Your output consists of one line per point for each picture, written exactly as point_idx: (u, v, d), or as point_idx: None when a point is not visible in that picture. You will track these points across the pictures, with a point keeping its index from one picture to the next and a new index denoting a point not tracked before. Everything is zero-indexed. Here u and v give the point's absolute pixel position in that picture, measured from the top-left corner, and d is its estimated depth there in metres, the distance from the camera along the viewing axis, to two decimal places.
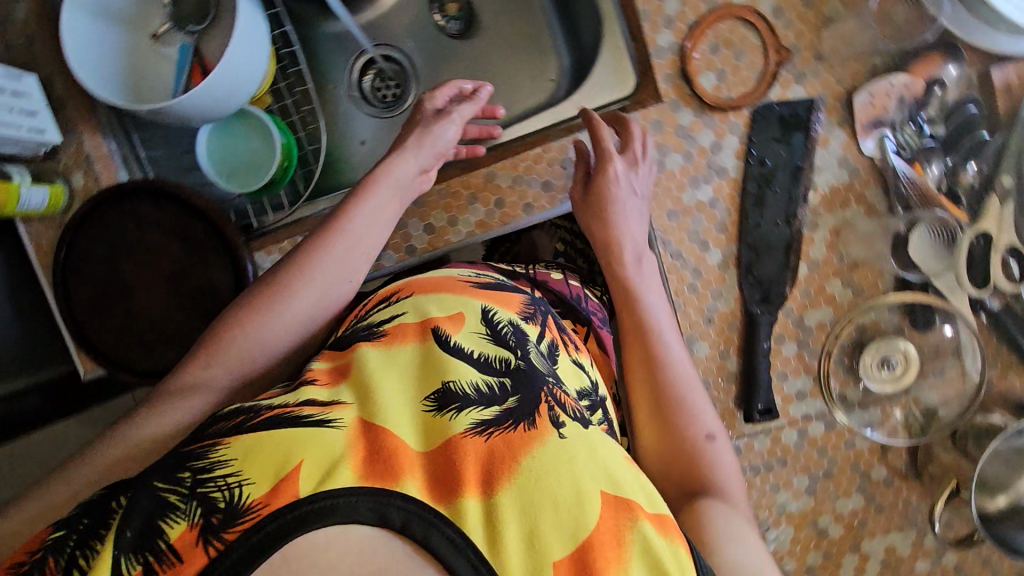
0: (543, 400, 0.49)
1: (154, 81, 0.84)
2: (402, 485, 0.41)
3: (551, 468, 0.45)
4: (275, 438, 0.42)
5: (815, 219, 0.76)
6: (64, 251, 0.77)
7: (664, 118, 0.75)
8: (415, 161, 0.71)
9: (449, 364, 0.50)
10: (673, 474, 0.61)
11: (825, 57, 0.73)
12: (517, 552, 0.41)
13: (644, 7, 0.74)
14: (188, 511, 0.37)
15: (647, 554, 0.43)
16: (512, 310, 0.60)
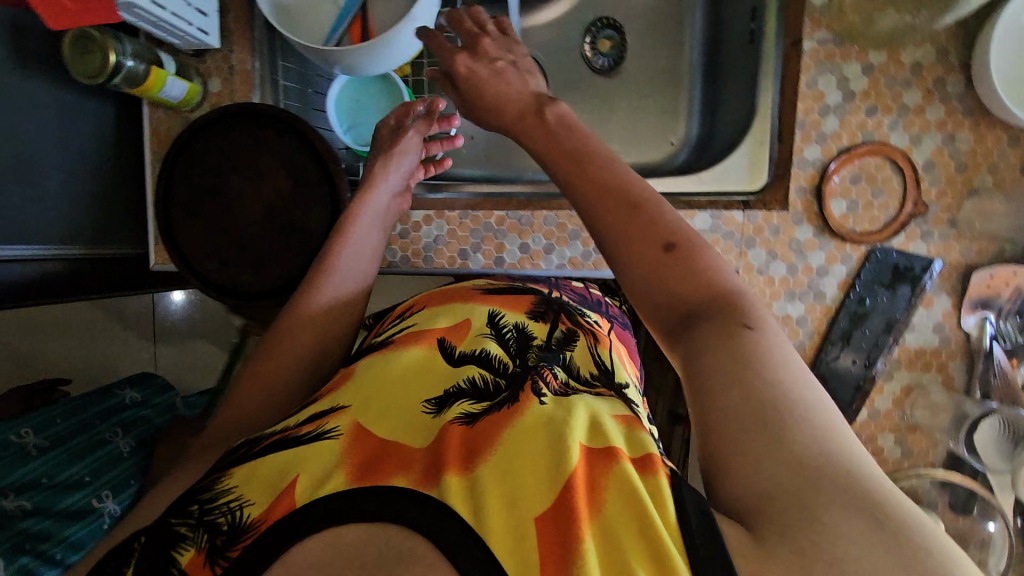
0: (529, 380, 0.53)
1: (314, 22, 0.83)
2: (391, 478, 0.40)
3: (532, 438, 0.42)
4: (269, 461, 0.45)
5: (891, 370, 0.76)
6: (178, 148, 0.78)
7: (783, 225, 0.76)
8: (391, 182, 0.73)
9: (452, 373, 0.56)
10: (673, 303, 0.43)
11: (959, 225, 0.73)
12: (497, 515, 0.36)
13: (802, 116, 0.74)
14: (196, 539, 0.41)
15: (625, 483, 0.36)
16: (523, 313, 0.67)
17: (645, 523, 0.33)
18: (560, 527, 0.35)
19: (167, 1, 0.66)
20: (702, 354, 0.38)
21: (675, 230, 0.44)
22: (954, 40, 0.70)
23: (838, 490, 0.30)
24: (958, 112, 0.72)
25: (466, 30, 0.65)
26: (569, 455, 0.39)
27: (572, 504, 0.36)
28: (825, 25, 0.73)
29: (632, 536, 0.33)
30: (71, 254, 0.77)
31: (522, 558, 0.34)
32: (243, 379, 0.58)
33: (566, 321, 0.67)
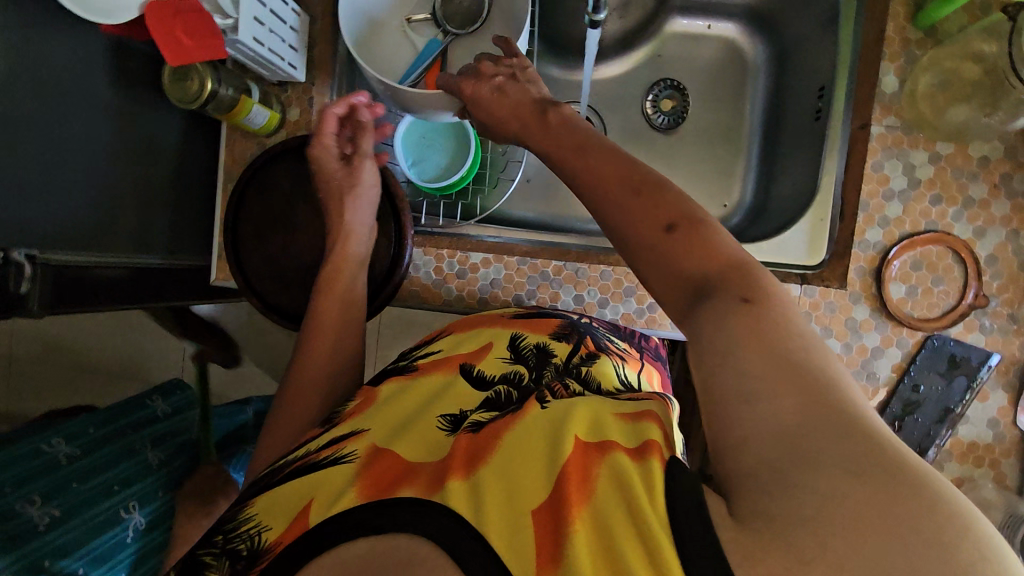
0: (536, 396, 0.56)
1: (390, 62, 0.81)
2: (400, 492, 0.44)
3: (535, 439, 0.46)
4: (287, 487, 0.50)
5: (943, 462, 0.75)
6: (253, 170, 0.80)
7: (841, 304, 0.75)
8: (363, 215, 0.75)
9: (469, 391, 0.60)
10: (682, 283, 0.45)
11: (1019, 321, 0.73)
12: (492, 507, 0.40)
13: (866, 199, 0.75)
14: (220, 564, 0.48)
15: (620, 478, 0.39)
16: (543, 334, 0.68)
17: (633, 508, 0.36)
18: (552, 517, 0.38)
19: (268, 37, 0.69)
20: (709, 330, 0.40)
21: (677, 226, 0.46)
22: (1022, 139, 0.72)
23: (828, 445, 0.32)
24: (1023, 208, 0.73)
25: (483, 75, 0.66)
26: (563, 450, 0.43)
27: (565, 495, 0.39)
28: (894, 112, 0.75)
29: (620, 520, 0.36)
30: (139, 262, 0.78)
31: (516, 546, 0.37)
32: (274, 424, 0.64)
33: (590, 343, 0.69)
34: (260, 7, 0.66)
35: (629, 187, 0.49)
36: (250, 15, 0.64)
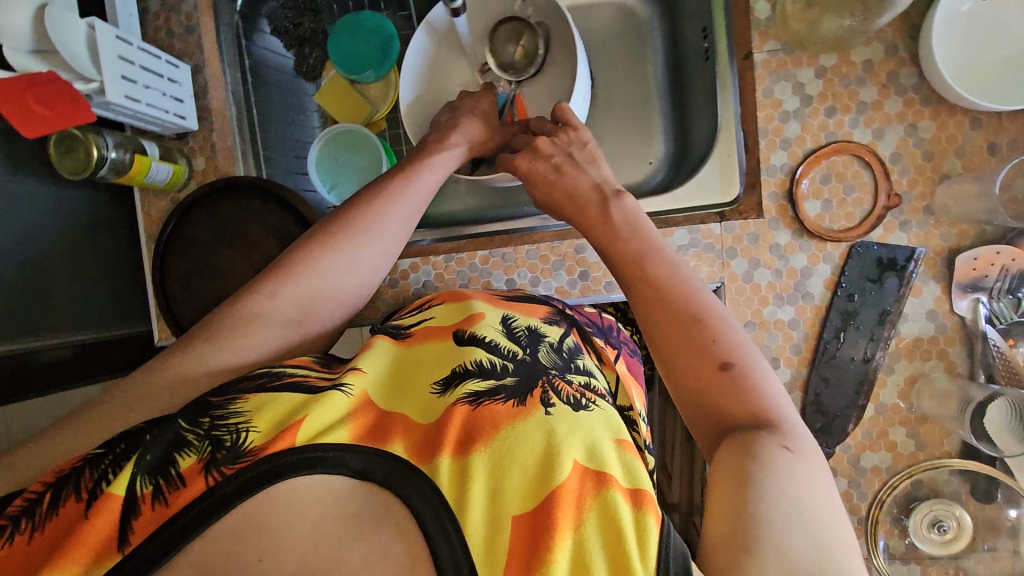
0: (540, 385, 0.55)
1: None
2: (390, 445, 0.48)
3: (541, 436, 0.50)
4: (284, 399, 0.49)
5: (892, 363, 0.76)
6: (171, 226, 0.81)
7: (761, 232, 0.77)
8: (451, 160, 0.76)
9: (467, 350, 0.58)
10: (719, 417, 0.48)
11: (935, 211, 0.74)
12: (481, 507, 0.45)
13: (764, 125, 0.76)
14: (200, 448, 0.45)
15: (613, 521, 0.44)
16: (534, 317, 0.67)
17: (616, 551, 0.43)
18: (533, 530, 0.44)
19: (142, 92, 0.70)
20: (726, 460, 0.45)
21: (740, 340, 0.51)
22: (899, 35, 0.73)
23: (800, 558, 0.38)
24: (915, 102, 0.73)
25: (542, 152, 0.75)
26: (559, 471, 0.47)
27: (552, 511, 0.45)
28: (773, 36, 0.76)
29: (602, 552, 0.43)
30: (81, 340, 0.80)
31: (493, 546, 0.43)
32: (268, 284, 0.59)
33: (577, 333, 0.68)
34: (127, 64, 0.67)
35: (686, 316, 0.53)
36: (115, 73, 0.64)
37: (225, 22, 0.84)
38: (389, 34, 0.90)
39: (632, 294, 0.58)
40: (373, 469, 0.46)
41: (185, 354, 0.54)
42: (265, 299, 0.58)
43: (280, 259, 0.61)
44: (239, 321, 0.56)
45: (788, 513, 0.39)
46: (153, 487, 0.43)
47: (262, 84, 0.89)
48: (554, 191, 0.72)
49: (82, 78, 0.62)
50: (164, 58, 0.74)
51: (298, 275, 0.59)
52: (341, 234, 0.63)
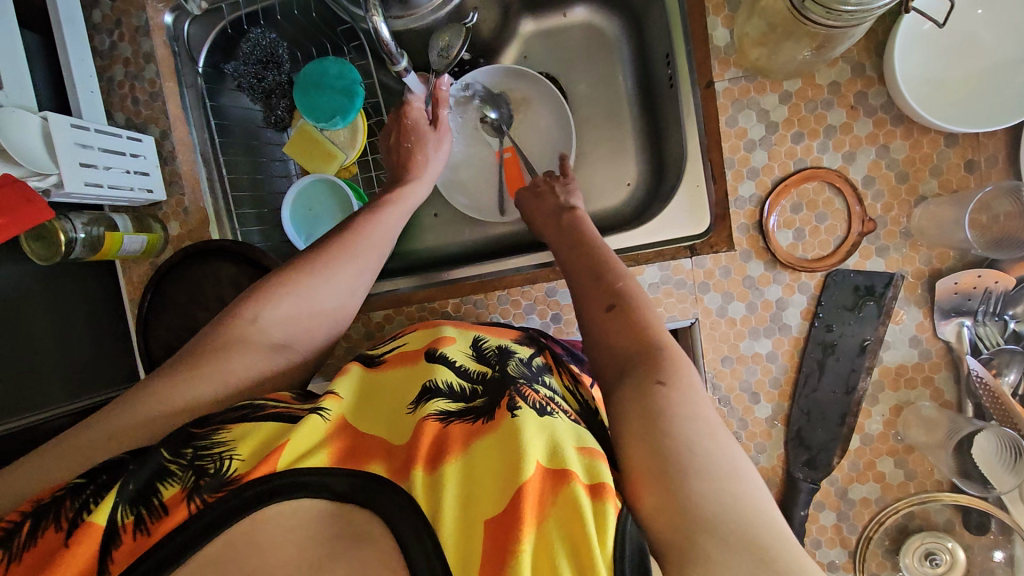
0: (508, 394, 0.55)
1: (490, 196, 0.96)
2: (369, 465, 0.48)
3: (513, 440, 0.49)
4: (267, 425, 0.49)
5: (876, 393, 0.73)
6: (150, 297, 0.83)
7: (732, 266, 0.75)
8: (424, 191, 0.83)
9: (435, 369, 0.60)
10: (615, 363, 0.54)
11: (913, 235, 0.71)
12: (452, 510, 0.45)
13: (729, 156, 0.75)
14: (183, 477, 0.45)
15: (575, 515, 0.43)
16: (504, 338, 0.69)
17: (580, 550, 0.41)
18: (503, 533, 0.43)
19: (104, 174, 0.73)
20: (620, 404, 0.49)
21: (633, 292, 0.59)
22: (865, 54, 0.70)
23: (704, 492, 0.40)
24: (887, 122, 0.71)
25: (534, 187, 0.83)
26: (525, 471, 0.46)
27: (518, 512, 0.44)
28: (733, 64, 0.74)
29: (565, 549, 0.42)
30: (80, 407, 0.82)
31: (465, 553, 0.43)
32: (249, 304, 0.60)
33: (549, 355, 0.68)
34: (86, 150, 0.70)
35: (592, 279, 0.63)
36: (74, 161, 0.67)
37: (189, 85, 0.85)
38: (353, 79, 0.88)
39: (567, 269, 0.68)
40: (355, 491, 0.46)
41: (162, 384, 0.54)
42: (247, 323, 0.59)
43: (262, 280, 0.63)
44: (222, 348, 0.57)
45: (696, 464, 0.42)
46: (134, 517, 0.43)
47: (231, 142, 0.89)
48: (537, 211, 0.80)
49: (37, 174, 0.65)
50: (125, 134, 0.76)
51: (276, 295, 0.61)
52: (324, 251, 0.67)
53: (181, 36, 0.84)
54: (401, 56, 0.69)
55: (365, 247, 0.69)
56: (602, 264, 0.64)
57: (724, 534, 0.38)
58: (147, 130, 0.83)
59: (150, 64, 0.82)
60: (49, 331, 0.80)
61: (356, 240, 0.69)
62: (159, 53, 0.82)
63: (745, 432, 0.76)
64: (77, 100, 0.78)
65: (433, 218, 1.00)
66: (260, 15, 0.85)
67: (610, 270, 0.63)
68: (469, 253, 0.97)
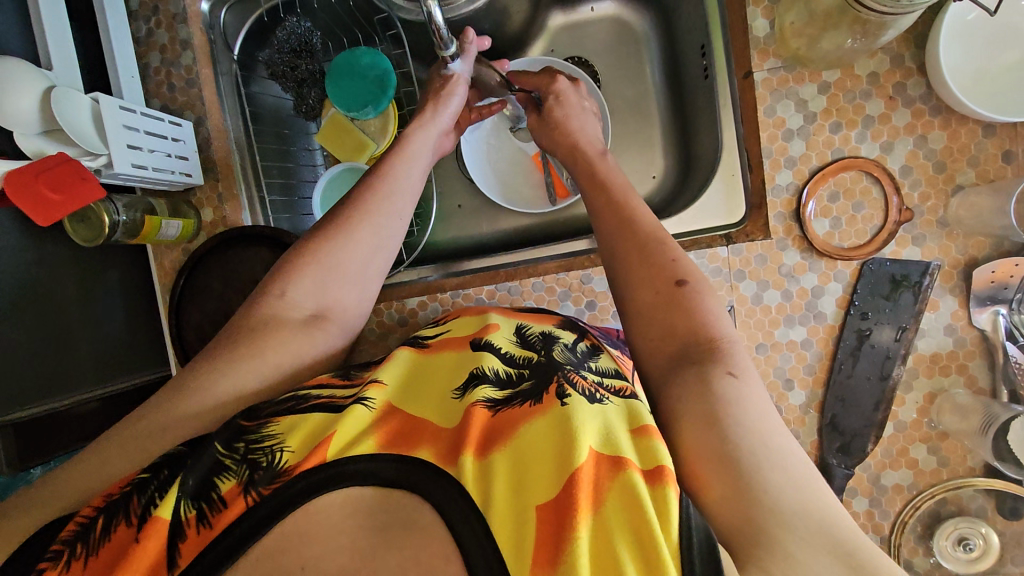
0: (555, 380, 0.54)
1: (524, 181, 0.96)
2: (417, 451, 0.47)
3: (560, 423, 0.48)
4: (315, 417, 0.49)
5: (910, 380, 0.74)
6: (183, 280, 0.82)
7: (769, 253, 0.75)
8: (444, 119, 0.75)
9: (482, 357, 0.59)
10: (671, 346, 0.50)
11: (949, 225, 0.72)
12: (504, 494, 0.44)
13: (767, 145, 0.75)
14: (239, 471, 0.45)
15: (634, 497, 0.42)
16: (548, 324, 0.68)
17: (642, 538, 0.40)
18: (558, 520, 0.42)
19: (148, 157, 0.73)
20: (682, 392, 0.45)
21: (681, 271, 0.54)
22: (905, 45, 0.71)
23: (786, 489, 0.37)
24: (925, 113, 0.72)
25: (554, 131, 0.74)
26: (577, 454, 0.45)
27: (574, 499, 0.43)
28: (772, 54, 0.75)
29: (628, 543, 0.40)
30: (107, 392, 0.81)
31: (523, 542, 0.41)
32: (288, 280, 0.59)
33: (593, 339, 0.66)
34: (131, 131, 0.70)
35: (635, 248, 0.57)
36: (120, 143, 0.68)
37: (224, 72, 0.85)
38: (385, 69, 0.88)
39: (605, 229, 0.61)
40: (403, 477, 0.45)
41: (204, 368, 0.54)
42: (280, 296, 0.58)
43: (296, 248, 0.62)
44: (263, 334, 0.56)
45: (775, 461, 0.39)
46: (197, 510, 0.44)
47: (262, 129, 0.90)
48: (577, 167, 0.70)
49: (90, 154, 0.66)
50: (166, 118, 0.76)
51: (317, 255, 0.60)
52: (369, 193, 0.64)
53: (217, 25, 0.84)
54: (452, 42, 0.69)
55: (405, 185, 0.67)
56: (643, 230, 0.58)
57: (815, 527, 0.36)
58: (183, 116, 0.83)
59: (185, 50, 0.82)
60: (79, 314, 0.79)
61: (393, 178, 0.67)
62: (195, 39, 0.82)
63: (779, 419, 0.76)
64: (116, 85, 0.78)
65: (457, 208, 1.00)
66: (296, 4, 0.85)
67: (658, 239, 0.57)
68: (498, 243, 0.98)
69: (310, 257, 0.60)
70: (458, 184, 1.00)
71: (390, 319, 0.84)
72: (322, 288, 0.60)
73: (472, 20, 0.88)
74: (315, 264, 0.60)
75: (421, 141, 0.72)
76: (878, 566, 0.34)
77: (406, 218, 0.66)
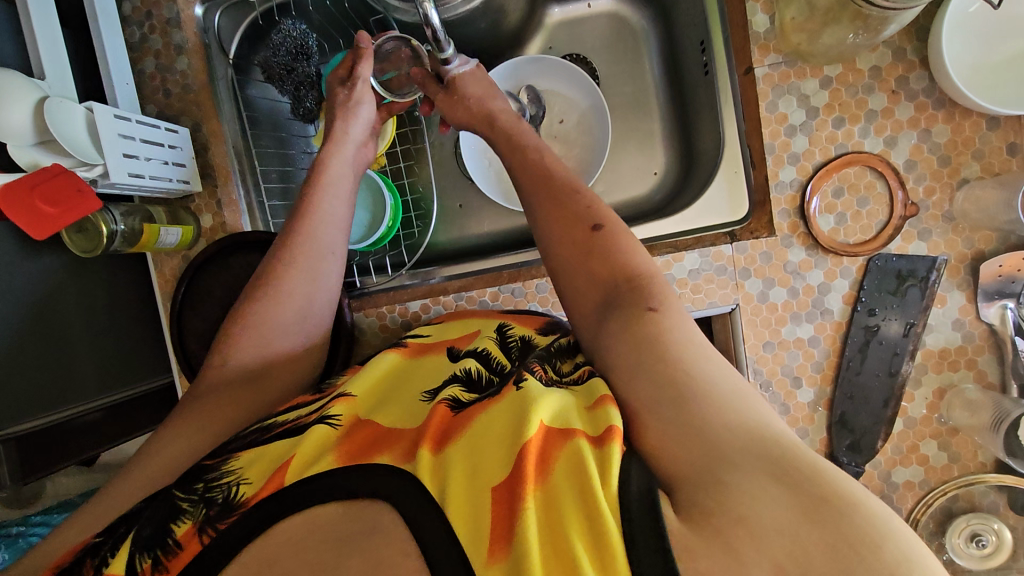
0: (513, 374, 0.52)
1: None
2: (376, 457, 0.46)
3: (512, 406, 0.47)
4: (276, 443, 0.49)
5: (919, 376, 0.73)
6: (184, 288, 0.82)
7: (774, 251, 0.75)
8: (356, 133, 0.75)
9: (454, 365, 0.59)
10: (605, 297, 0.54)
11: (955, 218, 0.71)
12: (455, 483, 0.42)
13: (769, 141, 0.75)
14: (195, 512, 0.45)
15: (577, 468, 0.39)
16: (532, 326, 0.66)
17: (584, 507, 0.37)
18: (509, 499, 0.40)
19: (144, 165, 0.72)
20: (615, 338, 0.49)
21: (597, 216, 0.59)
22: (906, 38, 0.71)
23: (717, 425, 0.39)
24: (928, 106, 0.71)
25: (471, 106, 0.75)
26: (526, 430, 0.43)
27: (520, 474, 0.41)
28: (772, 49, 0.74)
29: (574, 514, 0.37)
30: (106, 402, 0.81)
31: (476, 523, 0.40)
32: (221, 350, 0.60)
33: (576, 332, 0.64)
34: (127, 140, 0.69)
35: (557, 209, 0.61)
36: (116, 152, 0.67)
37: (220, 77, 0.84)
38: None
39: (530, 201, 0.64)
40: (359, 483, 0.44)
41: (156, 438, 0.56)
42: (220, 366, 0.59)
43: (229, 314, 0.62)
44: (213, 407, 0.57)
45: (700, 389, 0.41)
46: (152, 559, 0.44)
47: (260, 134, 0.89)
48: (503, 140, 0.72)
49: (85, 164, 0.65)
50: (163, 125, 0.75)
51: (249, 321, 0.61)
52: (293, 235, 0.65)
53: (211, 27, 0.84)
54: (448, 42, 0.68)
55: (325, 216, 0.68)
56: (563, 191, 0.62)
57: (745, 445, 0.37)
58: (180, 122, 0.84)
59: (181, 56, 0.83)
60: (81, 326, 0.79)
61: (314, 209, 0.67)
62: (189, 44, 0.83)
63: (787, 418, 0.76)
64: (111, 92, 0.77)
65: (458, 210, 0.99)
66: (292, 7, 0.84)
67: (574, 195, 0.61)
68: (500, 244, 0.98)
69: (249, 316, 0.61)
70: (459, 187, 0.99)
71: (393, 323, 0.84)
72: (264, 345, 0.61)
73: (469, 20, 0.87)
74: (278, 289, 0.62)
75: (338, 155, 0.72)
76: (817, 480, 0.35)
77: (339, 250, 0.68)
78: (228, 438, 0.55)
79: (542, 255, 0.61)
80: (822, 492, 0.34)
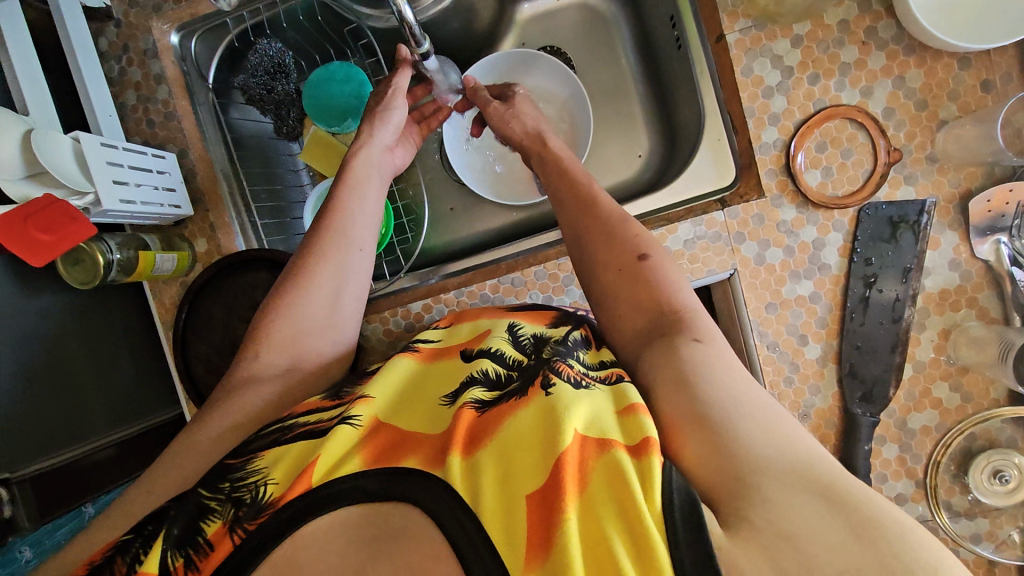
0: (540, 373, 0.52)
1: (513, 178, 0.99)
2: (404, 461, 0.46)
3: (546, 413, 0.46)
4: (297, 445, 0.49)
5: (922, 320, 0.73)
6: (185, 313, 0.82)
7: (765, 212, 0.75)
8: (384, 137, 0.77)
9: (474, 363, 0.58)
10: (645, 328, 0.54)
11: (938, 160, 0.72)
12: (490, 494, 0.42)
13: (749, 105, 0.76)
14: (223, 511, 0.45)
15: (617, 473, 0.39)
16: (542, 323, 0.65)
17: (626, 511, 0.37)
18: (546, 506, 0.40)
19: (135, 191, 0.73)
20: (654, 365, 0.49)
21: (642, 246, 0.60)
22: None
23: (759, 440, 0.39)
24: (899, 53, 0.72)
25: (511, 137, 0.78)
26: (562, 440, 0.42)
27: (559, 484, 0.40)
28: (741, 14, 0.75)
29: (614, 519, 0.37)
30: (121, 437, 0.80)
31: (513, 531, 0.39)
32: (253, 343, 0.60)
33: (587, 328, 0.62)
34: (116, 168, 0.70)
35: (605, 234, 0.62)
36: (105, 179, 0.67)
37: (202, 101, 0.85)
38: (361, 80, 0.88)
39: (574, 227, 0.66)
40: (390, 488, 0.44)
41: (188, 434, 0.56)
42: (253, 361, 0.59)
43: (259, 310, 0.62)
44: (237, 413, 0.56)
45: (754, 413, 0.41)
46: (183, 558, 0.44)
47: (246, 156, 0.89)
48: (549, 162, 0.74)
49: (77, 193, 0.66)
50: (150, 151, 0.76)
51: (281, 315, 0.61)
52: (322, 232, 0.66)
53: (188, 55, 0.84)
54: (424, 39, 0.69)
55: (354, 216, 0.69)
56: (608, 217, 0.63)
57: (793, 468, 0.37)
58: (165, 150, 0.84)
59: (161, 84, 0.84)
60: (87, 360, 0.79)
61: (343, 209, 0.68)
62: (168, 72, 0.84)
63: (798, 376, 0.76)
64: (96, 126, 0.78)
65: (449, 212, 1.00)
66: (266, 26, 0.85)
67: (617, 220, 0.62)
68: (494, 240, 0.98)
69: (281, 311, 0.61)
70: (448, 188, 1.00)
71: (395, 327, 0.84)
72: (296, 341, 0.61)
73: (441, 21, 0.89)
74: (309, 285, 0.63)
75: (365, 158, 0.74)
76: (862, 504, 0.35)
77: (368, 247, 0.68)
78: (252, 433, 0.55)
79: (587, 279, 0.62)
80: (869, 516, 0.35)
